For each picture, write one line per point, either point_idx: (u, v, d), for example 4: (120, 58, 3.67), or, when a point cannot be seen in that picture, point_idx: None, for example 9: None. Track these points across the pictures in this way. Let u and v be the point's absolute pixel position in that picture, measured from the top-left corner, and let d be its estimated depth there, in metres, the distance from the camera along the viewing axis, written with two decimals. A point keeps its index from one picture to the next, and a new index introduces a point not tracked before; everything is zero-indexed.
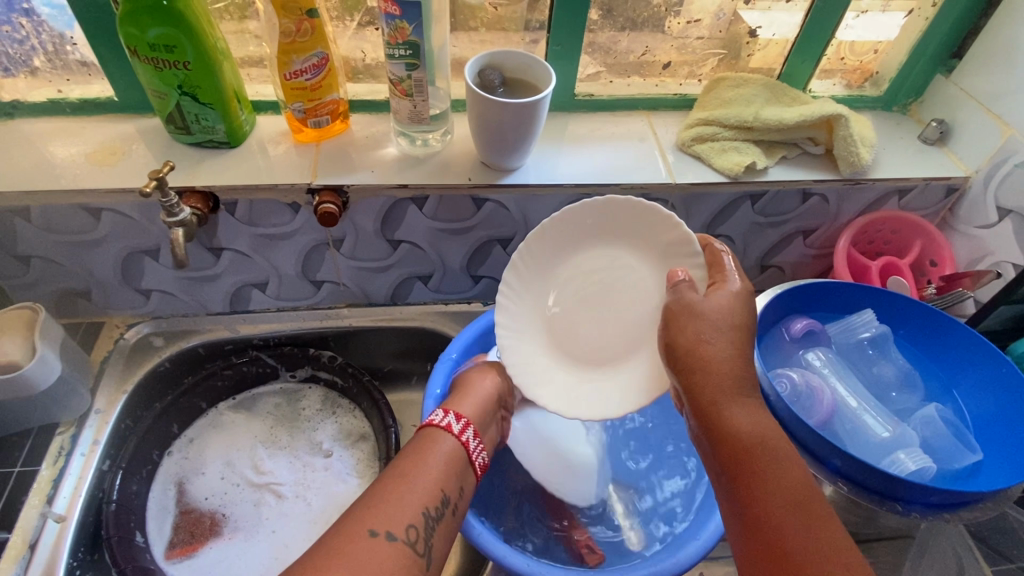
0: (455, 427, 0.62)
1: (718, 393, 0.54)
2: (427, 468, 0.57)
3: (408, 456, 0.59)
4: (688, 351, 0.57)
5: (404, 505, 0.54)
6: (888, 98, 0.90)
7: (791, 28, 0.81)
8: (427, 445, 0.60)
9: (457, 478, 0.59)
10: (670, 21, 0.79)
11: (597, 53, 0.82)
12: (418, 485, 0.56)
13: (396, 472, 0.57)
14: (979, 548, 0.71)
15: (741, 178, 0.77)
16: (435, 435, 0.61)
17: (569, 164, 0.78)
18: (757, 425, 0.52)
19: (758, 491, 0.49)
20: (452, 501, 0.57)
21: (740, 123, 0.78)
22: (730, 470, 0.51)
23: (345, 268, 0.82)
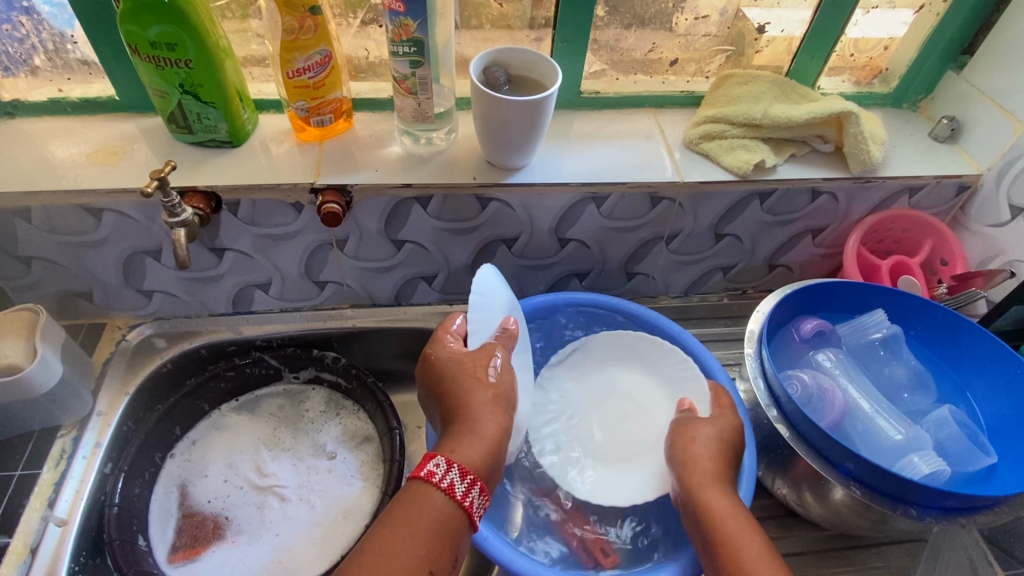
0: (456, 489, 0.54)
1: (700, 480, 0.60)
2: (417, 543, 0.50)
3: (399, 524, 0.51)
4: (680, 447, 0.63)
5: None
6: (898, 95, 0.89)
7: (799, 25, 0.80)
8: (422, 514, 0.52)
9: (452, 550, 0.52)
10: (677, 17, 0.78)
11: (602, 51, 0.81)
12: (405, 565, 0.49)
13: (383, 544, 0.50)
14: (993, 552, 0.69)
15: (749, 176, 0.76)
16: (432, 498, 0.53)
17: (574, 163, 0.77)
18: (736, 509, 0.57)
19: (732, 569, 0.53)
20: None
21: (749, 120, 0.77)
22: (712, 552, 0.56)
23: (349, 268, 0.81)
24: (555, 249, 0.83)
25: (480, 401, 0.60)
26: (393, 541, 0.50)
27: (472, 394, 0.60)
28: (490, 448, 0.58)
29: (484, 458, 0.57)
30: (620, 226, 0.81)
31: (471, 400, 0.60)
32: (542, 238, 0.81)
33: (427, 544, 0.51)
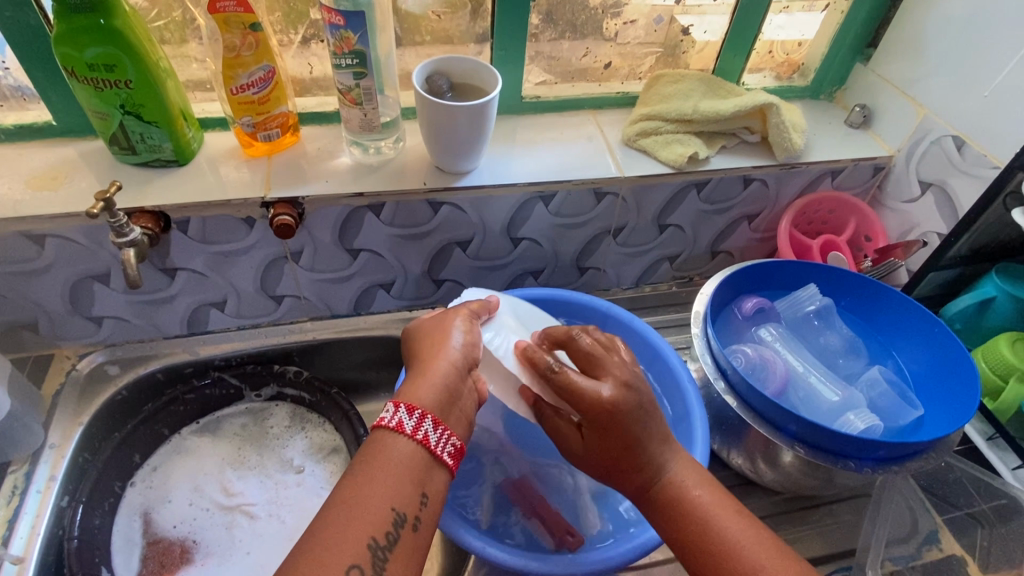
0: (405, 425, 0.50)
1: (664, 472, 0.55)
2: (373, 487, 0.47)
3: (351, 473, 0.48)
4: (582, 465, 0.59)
5: (343, 546, 0.44)
6: (815, 87, 0.96)
7: (719, 27, 0.86)
8: (373, 456, 0.49)
9: (413, 483, 0.49)
10: (607, 23, 0.82)
11: (541, 57, 0.84)
12: (361, 513, 0.46)
13: (336, 497, 0.47)
14: (929, 499, 0.75)
15: (685, 169, 0.81)
16: (383, 440, 0.50)
17: (521, 165, 0.80)
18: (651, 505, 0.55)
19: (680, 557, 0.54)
20: (410, 520, 0.47)
21: (681, 116, 0.82)
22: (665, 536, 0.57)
23: (305, 281, 0.81)
24: (508, 249, 0.86)
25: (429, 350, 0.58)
26: (349, 491, 0.47)
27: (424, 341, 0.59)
28: (443, 382, 0.55)
29: (441, 395, 0.54)
30: (569, 222, 0.84)
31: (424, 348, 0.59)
32: (495, 239, 0.83)
33: (381, 486, 0.47)
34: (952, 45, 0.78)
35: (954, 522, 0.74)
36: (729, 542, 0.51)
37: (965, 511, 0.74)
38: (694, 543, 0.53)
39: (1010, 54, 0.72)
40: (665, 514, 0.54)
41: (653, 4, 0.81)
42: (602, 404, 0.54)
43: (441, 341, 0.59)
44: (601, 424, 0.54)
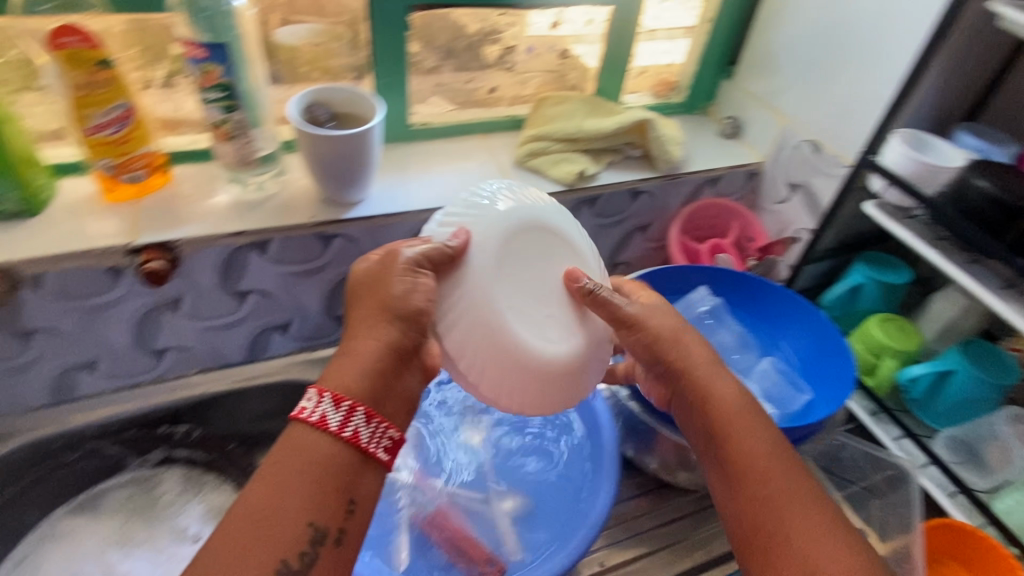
0: (330, 420, 0.46)
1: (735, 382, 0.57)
2: (288, 496, 0.43)
3: (266, 475, 0.44)
4: (672, 370, 0.58)
5: (249, 567, 0.40)
6: (689, 103, 1.02)
7: (594, 54, 0.90)
8: (294, 459, 0.44)
9: (339, 485, 0.45)
10: (487, 48, 0.84)
11: (426, 84, 0.84)
12: (274, 525, 0.42)
13: (245, 505, 0.42)
14: (829, 478, 0.80)
15: (576, 186, 0.84)
16: (303, 439, 0.46)
17: (413, 192, 0.79)
18: (735, 398, 0.55)
19: (738, 452, 0.52)
20: (334, 529, 0.44)
21: (567, 136, 0.85)
22: (709, 433, 0.54)
23: (189, 330, 0.75)
24: None
25: (364, 313, 0.53)
26: (262, 499, 0.42)
27: (356, 307, 0.54)
28: (375, 366, 0.50)
29: (374, 379, 0.50)
30: None
31: (360, 308, 0.54)
32: None
33: (300, 492, 0.43)
34: (800, 59, 0.86)
35: (852, 497, 0.79)
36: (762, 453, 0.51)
37: (860, 485, 0.79)
38: (760, 457, 0.51)
39: (845, 64, 0.80)
40: (726, 415, 0.54)
41: (530, 32, 0.84)
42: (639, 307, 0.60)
43: (375, 313, 0.52)
44: (653, 340, 0.59)
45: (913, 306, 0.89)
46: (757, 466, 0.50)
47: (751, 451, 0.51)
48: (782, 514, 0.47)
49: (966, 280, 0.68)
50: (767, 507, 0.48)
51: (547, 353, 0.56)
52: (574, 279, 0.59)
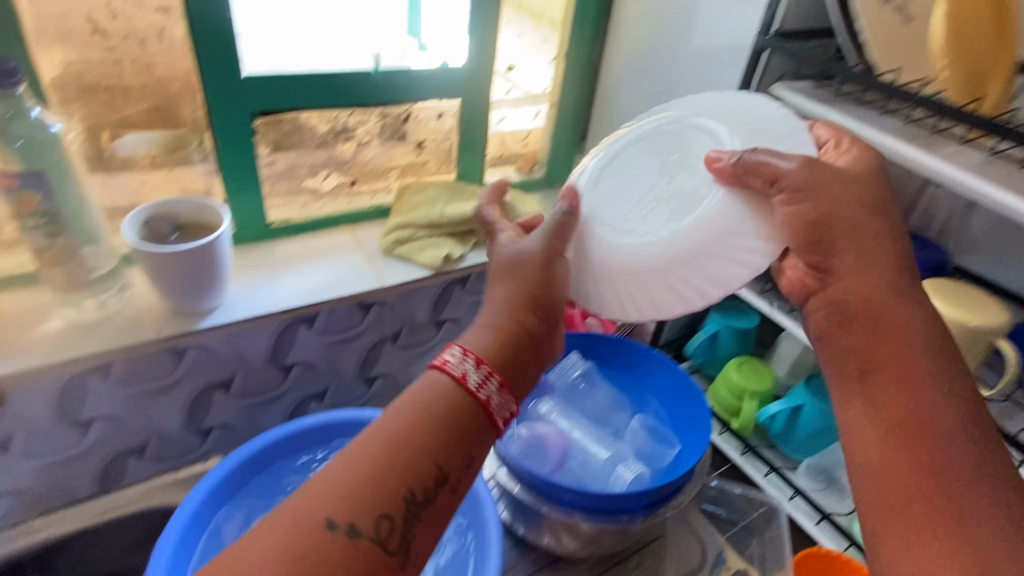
0: (467, 374, 0.44)
1: (903, 319, 0.51)
2: (421, 430, 0.41)
3: (402, 410, 0.42)
4: (858, 300, 0.52)
5: (367, 491, 0.39)
6: (551, 177, 1.09)
7: (452, 113, 0.91)
8: (424, 402, 0.43)
9: (462, 442, 0.42)
10: (340, 144, 0.85)
11: (282, 183, 0.84)
12: (394, 463, 0.40)
13: (380, 437, 0.41)
14: (713, 524, 0.83)
15: (444, 269, 0.85)
16: (441, 384, 0.44)
17: (274, 292, 0.78)
18: (919, 338, 0.50)
19: (926, 419, 0.48)
20: (444, 485, 0.41)
21: (430, 222, 0.87)
22: (885, 376, 0.50)
23: (24, 470, 0.69)
24: (280, 379, 0.81)
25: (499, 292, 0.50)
26: (398, 433, 0.41)
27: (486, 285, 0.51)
28: (506, 339, 0.47)
29: (507, 350, 0.47)
30: (339, 339, 0.82)
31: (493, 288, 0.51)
32: (259, 372, 0.78)
33: (423, 439, 0.41)
34: None
35: (735, 538, 0.82)
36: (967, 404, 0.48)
37: (740, 525, 0.83)
38: (914, 406, 0.49)
39: None
40: (937, 351, 0.50)
41: (381, 116, 0.85)
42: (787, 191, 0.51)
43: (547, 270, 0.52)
44: (818, 217, 0.51)
45: (767, 345, 0.98)
46: (944, 422, 0.47)
47: (925, 404, 0.48)
48: (946, 461, 0.46)
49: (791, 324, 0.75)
50: (938, 464, 0.46)
51: (625, 245, 0.56)
52: (714, 158, 0.54)
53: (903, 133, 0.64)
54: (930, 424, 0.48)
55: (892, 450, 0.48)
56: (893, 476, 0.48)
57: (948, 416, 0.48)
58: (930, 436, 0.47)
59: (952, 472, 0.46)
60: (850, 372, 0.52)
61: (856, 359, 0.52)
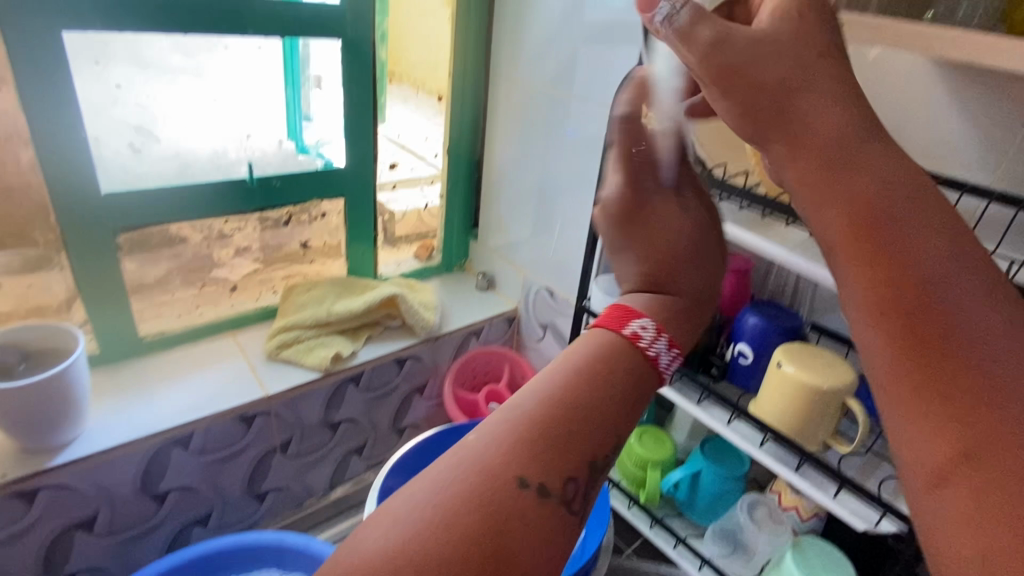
0: (643, 330, 0.30)
1: (860, 151, 0.27)
2: (605, 388, 0.27)
3: (541, 380, 0.27)
4: (793, 121, 0.29)
5: (548, 457, 0.25)
6: (447, 262, 1.12)
7: (336, 211, 0.92)
8: (600, 360, 0.28)
9: (622, 422, 0.27)
10: (217, 252, 0.83)
11: (154, 295, 0.81)
12: (526, 459, 0.25)
13: (505, 424, 0.26)
14: None
15: (332, 370, 0.83)
16: (607, 342, 0.29)
17: (143, 414, 0.73)
18: (895, 174, 0.26)
19: (956, 304, 0.24)
20: (589, 480, 0.27)
21: (317, 321, 0.86)
22: (893, 256, 0.25)
23: None
24: (154, 509, 0.75)
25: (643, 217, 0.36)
26: (529, 420, 0.26)
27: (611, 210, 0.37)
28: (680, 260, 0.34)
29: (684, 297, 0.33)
30: (221, 456, 0.77)
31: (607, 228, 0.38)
32: (129, 504, 0.72)
33: (575, 420, 0.26)
34: (519, 217, 0.99)
35: None
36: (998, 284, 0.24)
37: None
38: (930, 293, 0.24)
39: (552, 226, 0.94)
40: (912, 194, 0.26)
41: (257, 220, 0.84)
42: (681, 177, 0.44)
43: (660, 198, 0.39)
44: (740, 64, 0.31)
45: (666, 411, 1.00)
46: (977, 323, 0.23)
47: (944, 282, 0.24)
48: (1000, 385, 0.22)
49: (674, 396, 0.78)
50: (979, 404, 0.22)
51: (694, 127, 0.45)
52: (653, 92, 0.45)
53: (739, 218, 0.70)
54: (952, 315, 0.23)
55: (896, 343, 0.24)
56: (925, 382, 0.23)
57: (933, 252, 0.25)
58: (934, 301, 0.24)
59: (983, 363, 0.23)
60: (868, 265, 0.25)
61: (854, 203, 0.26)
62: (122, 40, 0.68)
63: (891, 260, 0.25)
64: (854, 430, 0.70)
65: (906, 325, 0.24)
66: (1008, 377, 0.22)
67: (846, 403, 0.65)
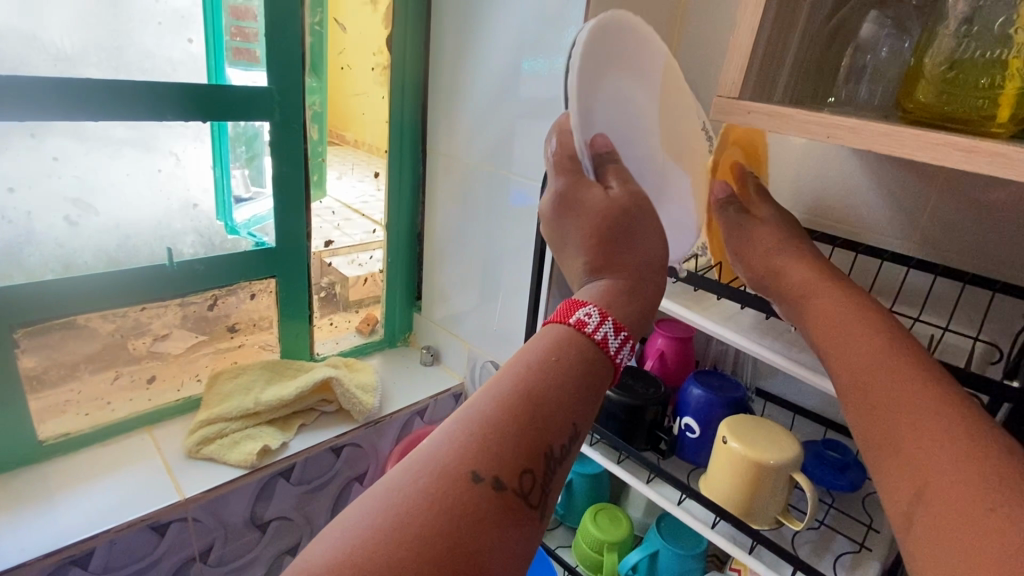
0: (589, 322, 0.38)
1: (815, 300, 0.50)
2: (552, 388, 0.35)
3: (506, 379, 0.35)
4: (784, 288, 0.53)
5: (509, 446, 0.33)
6: (390, 337, 1.08)
7: (267, 292, 0.88)
8: (553, 356, 0.36)
9: (572, 412, 0.35)
10: (132, 342, 0.78)
11: (59, 392, 0.74)
12: (491, 444, 0.32)
13: (473, 421, 0.33)
14: None
15: (259, 465, 0.77)
16: (561, 337, 0.38)
17: (38, 529, 0.65)
18: (835, 309, 0.48)
19: (875, 384, 0.41)
20: (544, 468, 0.34)
21: (243, 411, 0.80)
22: (840, 362, 0.45)
23: None
24: None
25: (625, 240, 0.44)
26: (494, 413, 0.33)
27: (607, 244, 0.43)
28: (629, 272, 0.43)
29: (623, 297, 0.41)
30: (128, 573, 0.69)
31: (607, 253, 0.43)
32: None
33: (532, 414, 0.34)
34: (461, 289, 0.97)
35: None
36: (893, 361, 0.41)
37: None
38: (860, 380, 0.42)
39: (493, 298, 0.92)
40: (838, 325, 0.46)
41: (179, 305, 0.80)
42: (631, 188, 0.45)
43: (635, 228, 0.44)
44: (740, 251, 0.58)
45: (620, 485, 0.97)
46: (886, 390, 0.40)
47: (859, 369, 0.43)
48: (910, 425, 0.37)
49: (623, 477, 0.76)
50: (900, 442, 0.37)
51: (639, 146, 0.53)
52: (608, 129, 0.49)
53: (674, 292, 0.70)
54: (874, 391, 0.41)
55: (868, 417, 0.40)
56: (885, 439, 0.39)
57: (880, 360, 0.42)
58: (866, 387, 0.41)
59: (900, 413, 0.38)
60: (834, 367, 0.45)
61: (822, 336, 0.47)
62: (66, 121, 0.65)
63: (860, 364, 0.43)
64: (806, 502, 0.69)
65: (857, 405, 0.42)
66: (914, 416, 0.37)
67: (795, 478, 0.64)
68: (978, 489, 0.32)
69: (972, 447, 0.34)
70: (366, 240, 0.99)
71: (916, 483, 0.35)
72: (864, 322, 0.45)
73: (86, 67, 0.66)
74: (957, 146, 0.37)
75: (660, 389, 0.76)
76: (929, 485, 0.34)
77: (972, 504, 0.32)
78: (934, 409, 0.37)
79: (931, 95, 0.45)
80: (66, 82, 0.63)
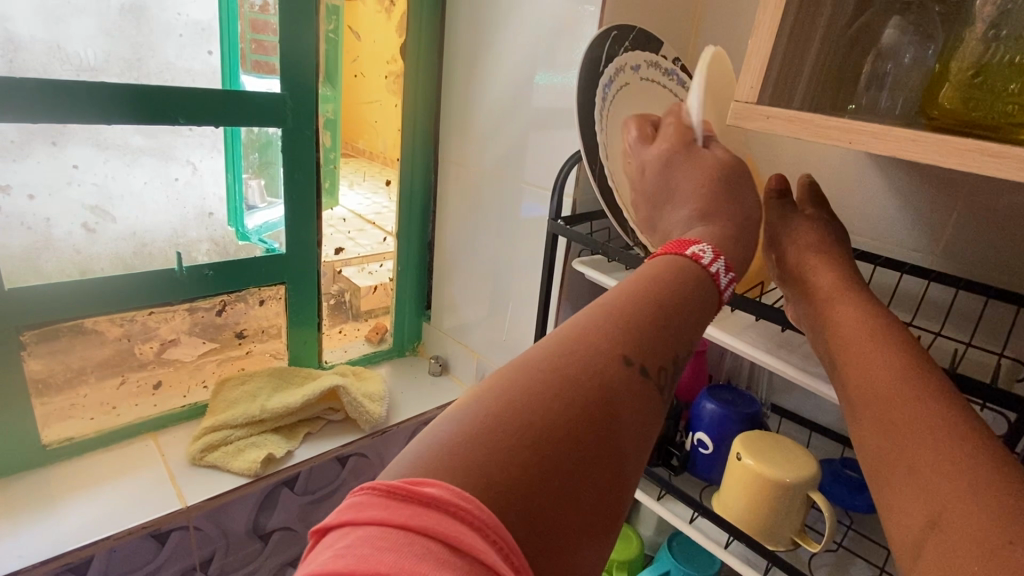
0: (703, 257, 0.43)
1: (835, 310, 0.48)
2: (673, 302, 0.39)
3: (641, 292, 0.38)
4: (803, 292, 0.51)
5: (646, 342, 0.36)
6: (399, 346, 1.07)
7: (276, 299, 0.88)
8: (676, 277, 0.41)
9: (692, 327, 0.39)
10: (140, 346, 0.77)
11: (64, 396, 0.74)
12: (632, 338, 0.35)
13: (613, 319, 0.36)
14: None
15: (263, 473, 0.76)
16: (679, 263, 0.42)
17: (36, 535, 0.64)
18: (861, 318, 0.45)
19: (893, 399, 0.39)
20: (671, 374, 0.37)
21: (248, 419, 0.79)
22: (856, 371, 0.42)
23: None
24: None
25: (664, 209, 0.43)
26: (632, 317, 0.36)
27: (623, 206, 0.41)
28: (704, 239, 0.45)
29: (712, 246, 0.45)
30: None
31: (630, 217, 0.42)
32: None
33: (661, 319, 0.37)
34: (471, 298, 0.96)
35: None
36: (918, 377, 0.39)
37: None
38: (875, 395, 0.40)
39: (504, 307, 0.90)
40: (858, 334, 0.44)
41: (186, 311, 0.79)
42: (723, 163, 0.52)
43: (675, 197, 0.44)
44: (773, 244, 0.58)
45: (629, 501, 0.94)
46: (905, 406, 0.38)
47: (875, 376, 0.41)
48: (928, 449, 0.35)
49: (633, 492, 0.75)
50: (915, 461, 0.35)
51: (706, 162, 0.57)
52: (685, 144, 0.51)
53: None
54: (893, 407, 0.38)
55: (881, 432, 0.38)
56: (897, 459, 0.36)
57: (903, 379, 0.39)
58: (885, 399, 0.39)
59: (916, 436, 0.36)
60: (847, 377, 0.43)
61: (835, 348, 0.46)
62: (84, 125, 0.66)
63: (880, 376, 0.40)
64: (823, 523, 0.67)
65: (869, 419, 0.40)
66: (932, 437, 0.35)
67: (812, 497, 0.61)
68: (995, 522, 0.30)
69: (995, 477, 0.32)
70: (377, 250, 0.99)
71: (934, 508, 0.33)
72: (886, 338, 0.43)
73: (109, 77, 0.67)
74: (988, 151, 0.36)
75: (672, 404, 0.74)
76: (943, 513, 0.32)
77: (986, 541, 0.29)
78: (954, 433, 0.35)
79: (958, 102, 0.43)
80: (81, 87, 0.64)
